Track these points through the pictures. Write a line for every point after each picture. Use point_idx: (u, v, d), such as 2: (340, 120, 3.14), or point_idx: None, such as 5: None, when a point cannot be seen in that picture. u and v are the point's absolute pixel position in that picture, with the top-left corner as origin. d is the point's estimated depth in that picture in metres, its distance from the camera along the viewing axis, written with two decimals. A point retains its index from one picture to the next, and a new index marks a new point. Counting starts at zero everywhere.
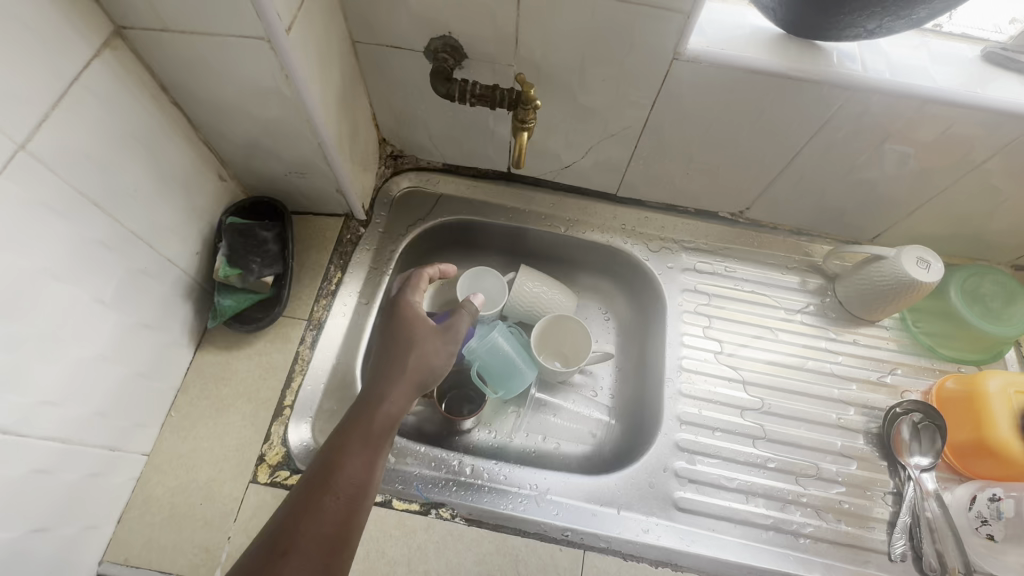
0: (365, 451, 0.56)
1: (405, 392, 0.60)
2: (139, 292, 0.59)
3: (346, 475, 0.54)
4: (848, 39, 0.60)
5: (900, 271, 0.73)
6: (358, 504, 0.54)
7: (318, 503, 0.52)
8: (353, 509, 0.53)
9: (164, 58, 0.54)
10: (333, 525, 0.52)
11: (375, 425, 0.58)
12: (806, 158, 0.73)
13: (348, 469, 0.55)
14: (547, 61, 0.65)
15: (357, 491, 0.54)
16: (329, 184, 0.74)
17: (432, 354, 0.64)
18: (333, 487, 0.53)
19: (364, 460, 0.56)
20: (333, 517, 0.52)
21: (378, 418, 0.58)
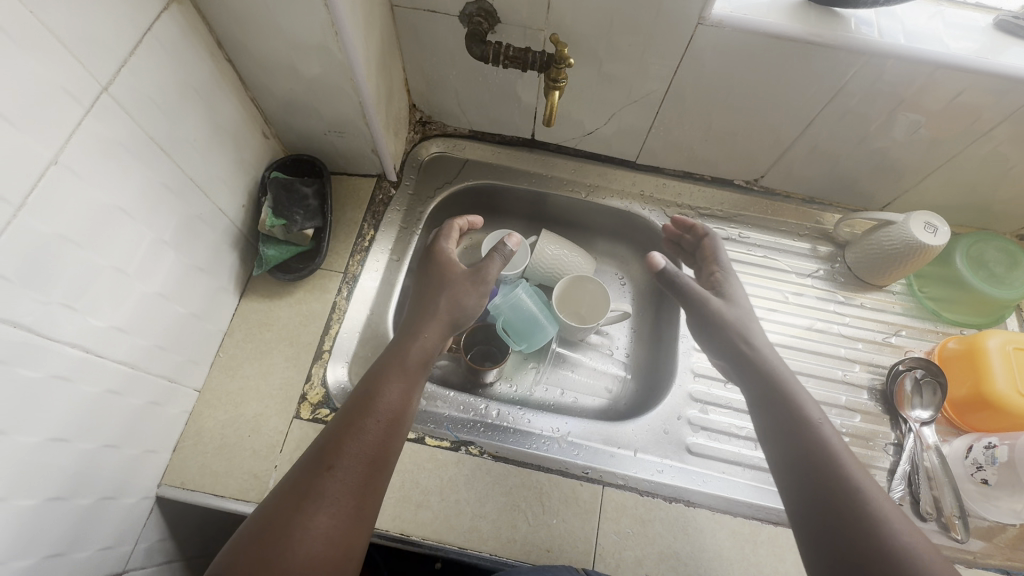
0: (402, 382, 0.62)
1: (437, 330, 0.67)
2: (194, 236, 0.63)
3: (385, 402, 0.59)
4: (865, 6, 0.63)
5: (907, 235, 0.77)
6: (397, 427, 0.59)
7: (361, 425, 0.57)
8: (393, 432, 0.58)
9: (222, 15, 0.58)
10: (375, 444, 0.57)
11: (411, 359, 0.63)
12: (821, 125, 0.76)
13: (387, 396, 0.60)
14: (576, 26, 0.69)
15: (396, 417, 0.59)
16: (364, 143, 0.77)
17: (465, 300, 0.70)
18: (375, 412, 0.58)
19: (401, 389, 0.61)
20: (375, 438, 0.57)
21: (414, 351, 0.64)
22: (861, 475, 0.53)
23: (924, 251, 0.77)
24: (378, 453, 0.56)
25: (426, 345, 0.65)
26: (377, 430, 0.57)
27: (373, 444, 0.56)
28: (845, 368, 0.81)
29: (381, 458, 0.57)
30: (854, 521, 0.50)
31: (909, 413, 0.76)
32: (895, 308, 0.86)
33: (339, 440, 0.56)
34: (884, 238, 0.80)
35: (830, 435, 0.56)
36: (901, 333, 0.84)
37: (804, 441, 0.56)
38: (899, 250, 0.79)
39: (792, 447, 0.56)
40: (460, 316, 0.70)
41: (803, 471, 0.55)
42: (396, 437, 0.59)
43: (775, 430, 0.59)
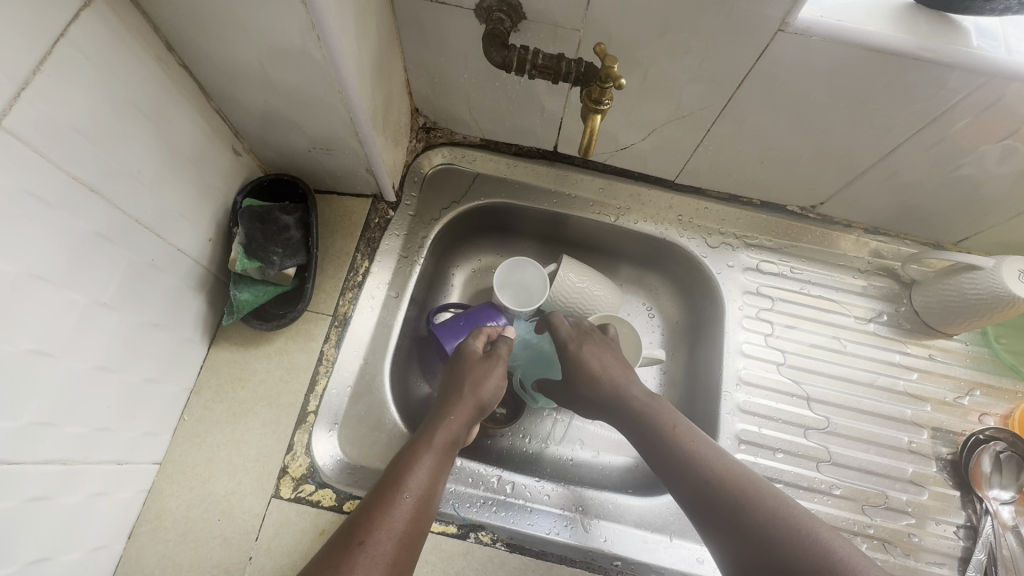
0: (435, 459, 0.54)
1: (465, 412, 0.58)
2: (145, 288, 0.51)
3: (419, 478, 0.51)
4: (992, 12, 0.50)
5: (999, 286, 0.64)
6: (426, 509, 0.50)
7: (393, 501, 0.49)
8: (424, 517, 0.50)
9: (169, 11, 0.44)
10: (408, 526, 0.48)
11: (440, 439, 0.55)
12: (906, 152, 0.63)
13: (420, 473, 0.52)
14: (621, 27, 0.55)
15: (428, 498, 0.51)
16: (357, 162, 0.65)
17: (489, 380, 0.61)
18: (408, 488, 0.50)
19: (435, 467, 0.53)
20: (407, 518, 0.48)
21: (443, 428, 0.56)
22: (723, 462, 0.53)
23: (1015, 304, 0.65)
24: (410, 538, 0.48)
25: (459, 423, 0.58)
26: (410, 508, 0.49)
27: (405, 525, 0.48)
28: (910, 433, 0.70)
29: (411, 545, 0.48)
30: (734, 509, 0.49)
31: (986, 492, 0.66)
32: (968, 362, 0.75)
33: (368, 516, 0.47)
34: (964, 284, 0.68)
35: (688, 433, 0.57)
36: (974, 393, 0.73)
37: (671, 449, 0.56)
38: (983, 299, 0.66)
39: (664, 459, 0.56)
40: (489, 399, 0.61)
41: (678, 482, 0.54)
42: (425, 524, 0.50)
43: (649, 449, 0.58)
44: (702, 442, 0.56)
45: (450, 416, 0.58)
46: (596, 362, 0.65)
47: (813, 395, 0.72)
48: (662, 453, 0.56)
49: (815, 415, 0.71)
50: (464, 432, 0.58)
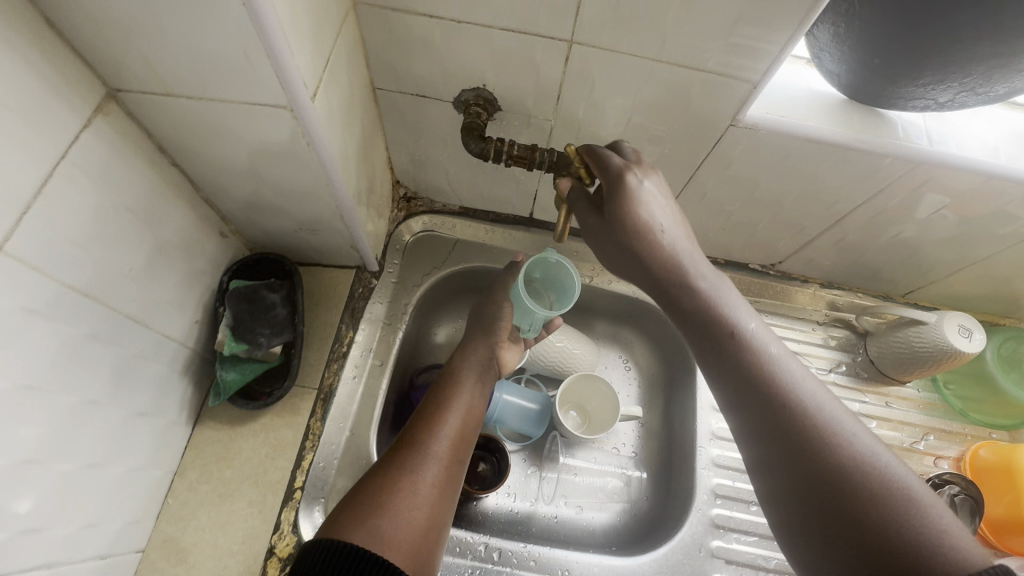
0: (472, 379, 0.66)
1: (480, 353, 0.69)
2: (133, 379, 0.52)
3: (459, 399, 0.64)
4: (913, 110, 0.57)
5: (942, 341, 0.70)
6: (462, 434, 0.61)
7: (439, 417, 0.61)
8: (470, 425, 0.63)
9: (165, 121, 0.47)
10: (458, 429, 0.61)
11: (466, 376, 0.67)
12: (851, 222, 0.70)
13: (460, 393, 0.65)
14: (590, 118, 0.60)
15: (470, 413, 0.64)
16: (343, 240, 0.67)
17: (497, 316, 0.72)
18: (450, 406, 0.63)
19: (473, 386, 0.66)
20: (456, 427, 0.61)
21: (465, 370, 0.67)
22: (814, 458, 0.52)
23: (957, 356, 0.71)
24: (460, 438, 0.61)
25: (479, 355, 0.69)
26: (455, 422, 0.61)
27: (454, 431, 0.61)
28: None
29: (462, 445, 0.61)
30: (803, 433, 0.42)
31: None
32: (920, 408, 0.80)
33: (420, 427, 0.60)
34: (913, 337, 0.74)
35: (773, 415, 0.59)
36: (928, 438, 0.78)
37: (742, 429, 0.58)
38: (930, 353, 0.72)
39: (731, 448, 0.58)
40: (504, 332, 0.72)
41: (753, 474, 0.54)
42: (469, 432, 0.62)
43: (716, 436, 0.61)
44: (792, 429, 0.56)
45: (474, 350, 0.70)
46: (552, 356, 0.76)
47: None
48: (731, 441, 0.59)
49: None
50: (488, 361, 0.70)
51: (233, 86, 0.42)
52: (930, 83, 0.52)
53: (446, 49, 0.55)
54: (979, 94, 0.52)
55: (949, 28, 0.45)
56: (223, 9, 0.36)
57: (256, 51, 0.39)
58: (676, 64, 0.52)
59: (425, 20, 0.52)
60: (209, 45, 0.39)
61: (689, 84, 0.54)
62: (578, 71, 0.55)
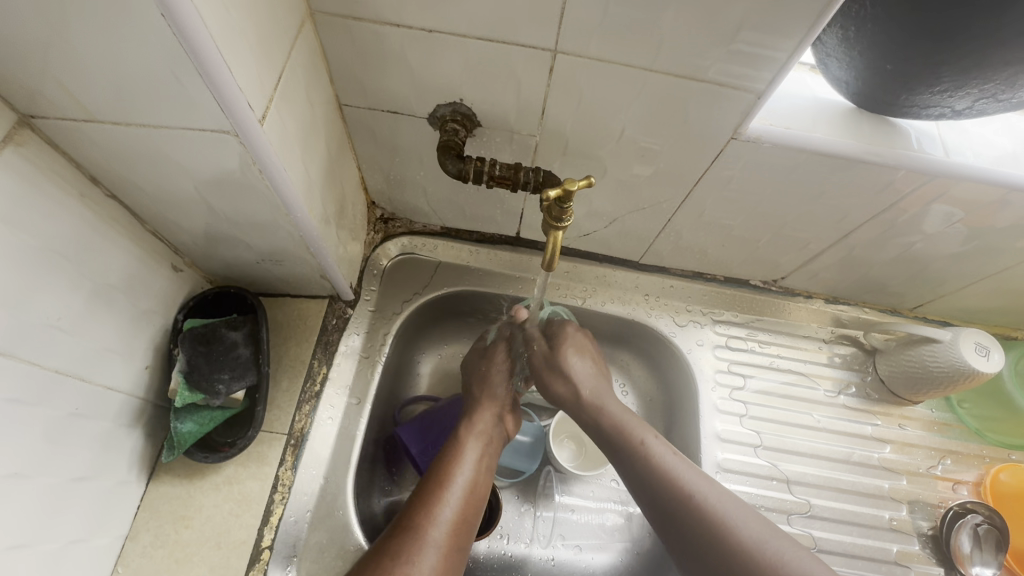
0: (476, 450, 0.61)
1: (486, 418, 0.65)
2: (67, 440, 0.47)
3: (462, 473, 0.58)
4: (926, 118, 0.53)
5: (957, 360, 0.66)
6: (465, 517, 0.56)
7: (439, 496, 0.55)
8: (473, 504, 0.57)
9: (93, 150, 0.42)
10: (460, 511, 0.55)
11: (472, 446, 0.61)
12: (860, 237, 0.65)
13: (462, 465, 0.59)
14: (577, 133, 0.55)
15: (474, 491, 0.58)
16: (311, 270, 0.61)
17: (495, 380, 0.68)
18: (451, 482, 0.57)
19: (477, 459, 0.61)
20: (457, 508, 0.55)
21: (467, 439, 0.62)
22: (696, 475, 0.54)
23: (974, 376, 0.66)
24: (461, 520, 0.55)
25: (485, 424, 0.64)
26: (457, 501, 0.56)
27: (454, 513, 0.55)
28: (891, 510, 0.71)
29: (463, 529, 0.55)
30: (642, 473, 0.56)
31: (969, 569, 0.67)
32: (936, 429, 0.76)
33: (419, 509, 0.54)
34: (925, 355, 0.70)
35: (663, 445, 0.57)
36: (945, 461, 0.74)
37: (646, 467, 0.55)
38: (945, 373, 0.68)
39: (687, 532, 0.51)
40: (506, 397, 0.68)
41: (668, 519, 0.53)
42: (472, 512, 0.57)
43: (653, 501, 0.54)
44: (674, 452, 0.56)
45: (478, 417, 0.65)
46: (564, 387, 0.66)
47: (793, 476, 0.71)
48: (668, 503, 0.53)
49: (796, 498, 0.70)
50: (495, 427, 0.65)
51: (167, 111, 0.38)
52: (947, 90, 0.47)
53: (416, 61, 0.49)
54: (1000, 101, 0.48)
55: (971, 32, 0.41)
56: (144, 25, 0.31)
57: (187, 71, 0.34)
58: (669, 73, 0.47)
59: (390, 30, 0.47)
60: (133, 65, 0.34)
61: (685, 95, 0.49)
62: (563, 83, 0.50)
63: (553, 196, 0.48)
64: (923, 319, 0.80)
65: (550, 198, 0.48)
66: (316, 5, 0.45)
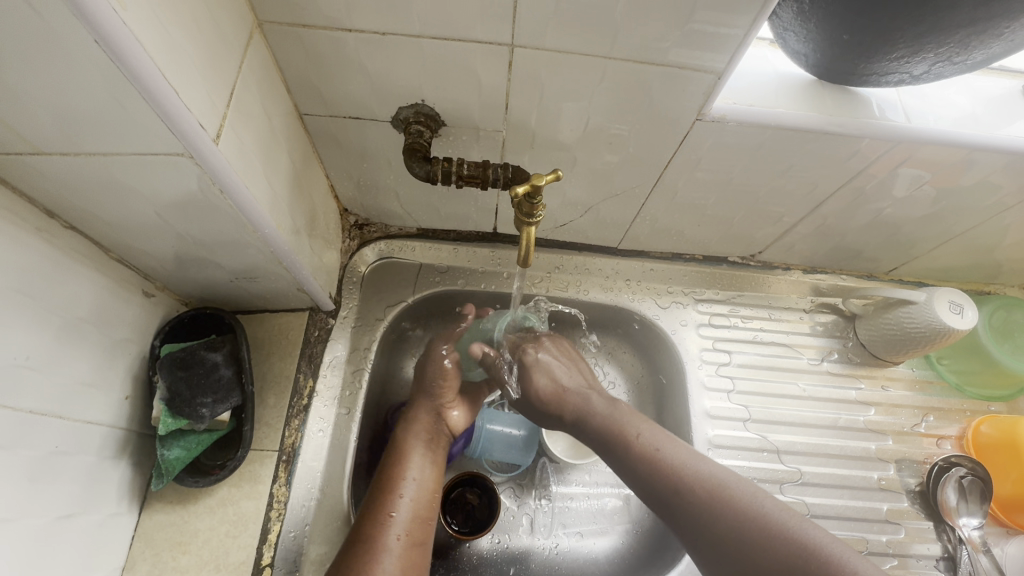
0: (417, 449, 0.63)
1: (427, 417, 0.66)
2: (50, 479, 0.46)
3: (405, 476, 0.60)
4: (887, 86, 0.53)
5: (933, 319, 0.67)
6: (421, 517, 0.58)
7: (386, 502, 0.57)
8: (425, 502, 0.59)
9: (46, 184, 0.41)
10: (406, 512, 0.57)
11: (417, 447, 0.63)
12: (831, 207, 0.66)
13: (411, 467, 0.61)
14: (543, 126, 0.55)
15: (419, 487, 0.59)
16: (288, 284, 0.61)
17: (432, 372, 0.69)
18: (396, 485, 0.59)
19: (422, 459, 0.62)
20: (405, 509, 0.57)
21: (413, 443, 0.63)
22: (703, 470, 0.55)
23: (950, 334, 0.68)
24: (411, 519, 0.57)
25: (424, 424, 0.65)
26: (404, 501, 0.58)
27: (407, 516, 0.57)
28: (879, 470, 0.73)
29: (418, 528, 0.57)
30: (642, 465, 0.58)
31: (956, 521, 0.69)
32: (917, 388, 0.78)
33: (368, 517, 0.56)
34: (903, 318, 0.71)
35: (656, 438, 0.59)
36: (928, 418, 0.76)
37: (654, 472, 0.56)
38: (923, 333, 0.69)
39: (712, 535, 0.51)
40: (443, 388, 0.68)
41: (688, 520, 0.53)
42: (426, 511, 0.59)
43: (661, 501, 0.55)
44: (673, 447, 0.58)
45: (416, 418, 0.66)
46: (546, 379, 0.69)
47: (783, 447, 0.72)
48: (684, 508, 0.53)
49: (788, 466, 0.72)
50: (437, 423, 0.67)
51: (116, 136, 0.36)
52: (904, 56, 0.47)
53: (373, 65, 0.49)
54: (956, 63, 0.48)
55: None
56: (78, 52, 0.30)
57: (131, 98, 0.33)
58: (628, 59, 0.47)
59: (342, 35, 0.46)
60: (75, 93, 0.33)
61: (646, 79, 0.49)
62: (524, 76, 0.49)
63: (522, 192, 0.48)
64: (898, 281, 0.82)
65: (519, 193, 0.48)
66: (263, 15, 0.44)
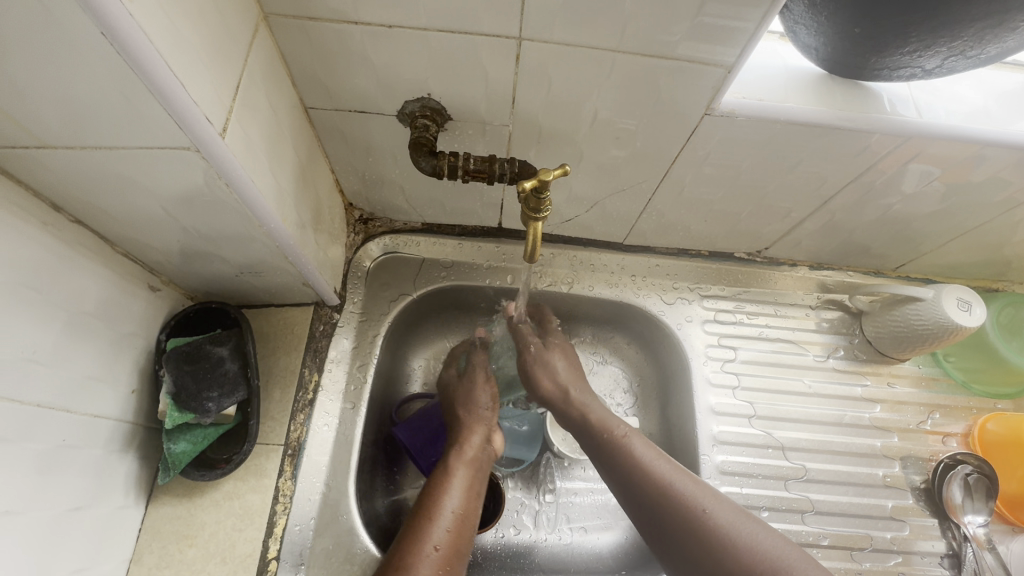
0: (462, 478, 0.60)
1: (478, 445, 0.64)
2: (58, 472, 0.46)
3: (449, 506, 0.57)
4: (898, 80, 0.52)
5: (941, 316, 0.67)
6: (458, 550, 0.55)
7: (428, 533, 0.54)
8: (464, 534, 0.56)
9: (52, 177, 0.41)
10: (447, 544, 0.54)
11: (461, 475, 0.61)
12: (839, 203, 0.65)
13: (451, 496, 0.58)
14: (551, 120, 0.54)
15: (461, 519, 0.57)
16: (293, 278, 0.61)
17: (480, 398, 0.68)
18: (438, 513, 0.56)
19: (464, 489, 0.59)
20: (446, 543, 0.54)
21: (456, 471, 0.61)
22: (689, 485, 0.56)
23: (957, 331, 0.67)
24: (450, 551, 0.54)
25: (473, 451, 0.63)
26: (444, 533, 0.55)
27: (445, 547, 0.54)
28: (884, 467, 0.73)
29: (455, 560, 0.54)
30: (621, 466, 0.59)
31: (962, 518, 0.69)
32: (923, 385, 0.78)
33: (407, 547, 0.53)
34: (909, 315, 0.71)
35: (646, 449, 0.60)
36: (934, 415, 0.76)
37: (639, 479, 0.57)
38: (930, 331, 0.69)
39: (689, 547, 0.52)
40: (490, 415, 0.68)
41: (662, 528, 0.54)
42: (464, 544, 0.56)
43: (640, 506, 0.57)
44: (660, 458, 0.58)
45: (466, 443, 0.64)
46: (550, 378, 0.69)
47: (788, 443, 0.72)
48: (666, 517, 0.54)
49: (792, 463, 0.71)
50: (483, 450, 0.65)
51: (122, 130, 0.36)
52: (916, 50, 0.47)
53: (379, 58, 0.48)
54: (969, 58, 0.47)
55: None
56: (84, 44, 0.30)
57: (136, 90, 0.33)
58: (637, 53, 0.46)
59: (349, 28, 0.45)
60: (81, 86, 0.33)
61: (655, 73, 0.48)
62: (531, 69, 0.49)
63: (529, 186, 0.47)
64: (906, 277, 0.81)
65: (526, 188, 0.48)
66: (269, 7, 0.44)
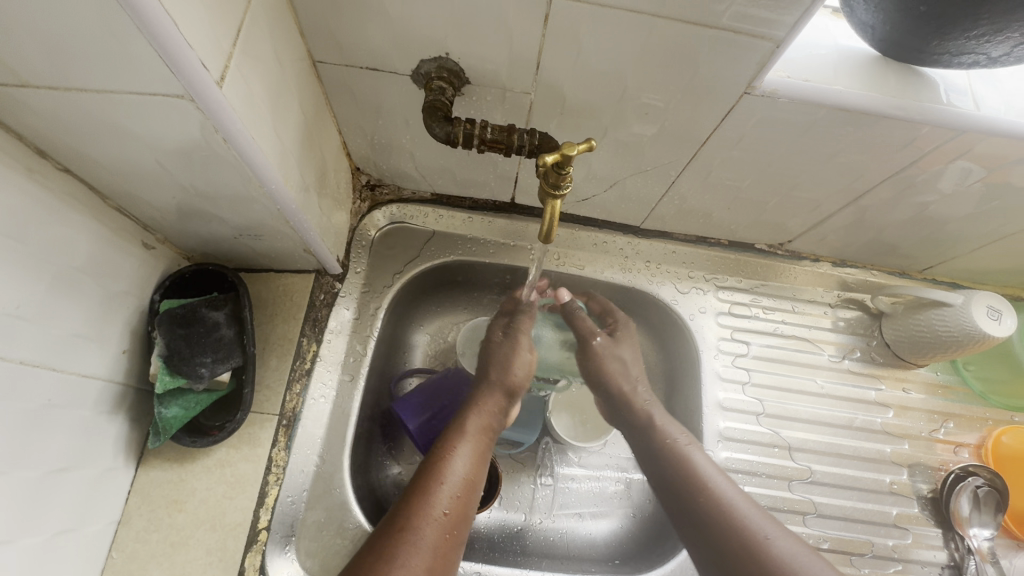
0: (473, 443, 0.59)
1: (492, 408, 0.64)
2: (43, 431, 0.44)
3: (458, 467, 0.56)
4: (957, 68, 0.48)
5: (969, 324, 0.64)
6: (463, 511, 0.54)
7: (435, 491, 0.53)
8: (470, 498, 0.55)
9: (37, 121, 0.38)
10: (453, 509, 0.53)
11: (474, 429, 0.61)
12: (873, 199, 0.62)
13: (460, 458, 0.57)
14: (575, 90, 0.50)
15: (470, 485, 0.56)
16: (294, 244, 0.58)
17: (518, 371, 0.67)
18: (448, 476, 0.55)
19: (472, 453, 0.58)
20: (451, 505, 0.53)
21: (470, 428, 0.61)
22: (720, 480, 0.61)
23: (984, 340, 0.64)
24: (455, 516, 0.53)
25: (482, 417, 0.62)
26: (452, 496, 0.54)
27: (450, 507, 0.53)
28: (892, 474, 0.71)
29: (460, 523, 0.53)
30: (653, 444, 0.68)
31: (967, 530, 0.68)
32: (938, 392, 0.75)
33: (414, 503, 0.52)
34: (934, 320, 0.67)
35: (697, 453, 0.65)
36: (947, 425, 0.74)
37: (667, 458, 0.65)
38: (954, 338, 0.66)
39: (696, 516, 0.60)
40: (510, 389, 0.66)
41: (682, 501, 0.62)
42: (468, 508, 0.54)
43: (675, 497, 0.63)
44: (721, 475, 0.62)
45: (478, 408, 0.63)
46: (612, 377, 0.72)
47: (796, 444, 0.71)
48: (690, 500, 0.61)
49: (798, 464, 0.70)
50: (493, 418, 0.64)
51: (111, 72, 0.33)
52: (985, 34, 0.42)
53: (395, 10, 0.44)
54: None
55: None
56: None
57: (123, 24, 0.29)
58: (676, 20, 0.42)
59: None
60: (60, 17, 0.29)
61: (694, 43, 0.44)
62: (560, 31, 0.44)
63: (551, 160, 0.44)
64: (931, 280, 0.78)
65: (548, 161, 0.44)
66: None
